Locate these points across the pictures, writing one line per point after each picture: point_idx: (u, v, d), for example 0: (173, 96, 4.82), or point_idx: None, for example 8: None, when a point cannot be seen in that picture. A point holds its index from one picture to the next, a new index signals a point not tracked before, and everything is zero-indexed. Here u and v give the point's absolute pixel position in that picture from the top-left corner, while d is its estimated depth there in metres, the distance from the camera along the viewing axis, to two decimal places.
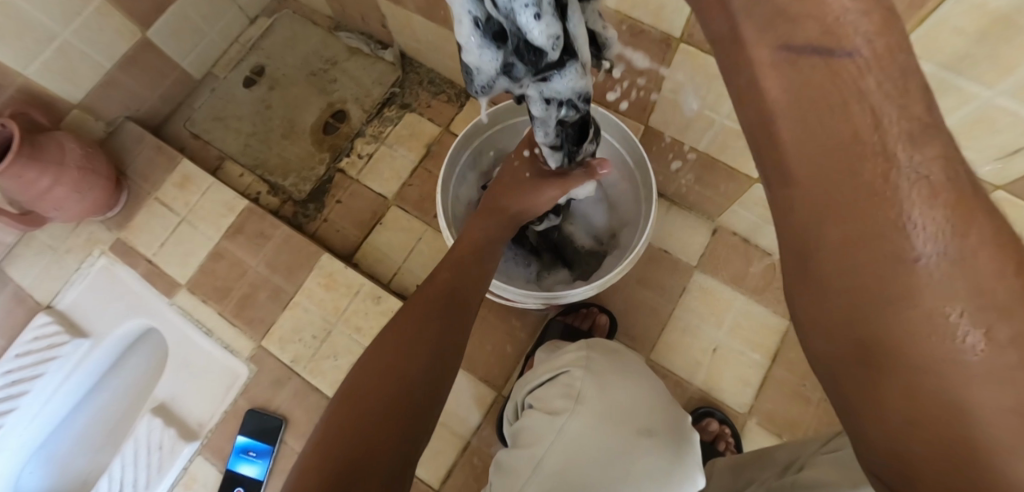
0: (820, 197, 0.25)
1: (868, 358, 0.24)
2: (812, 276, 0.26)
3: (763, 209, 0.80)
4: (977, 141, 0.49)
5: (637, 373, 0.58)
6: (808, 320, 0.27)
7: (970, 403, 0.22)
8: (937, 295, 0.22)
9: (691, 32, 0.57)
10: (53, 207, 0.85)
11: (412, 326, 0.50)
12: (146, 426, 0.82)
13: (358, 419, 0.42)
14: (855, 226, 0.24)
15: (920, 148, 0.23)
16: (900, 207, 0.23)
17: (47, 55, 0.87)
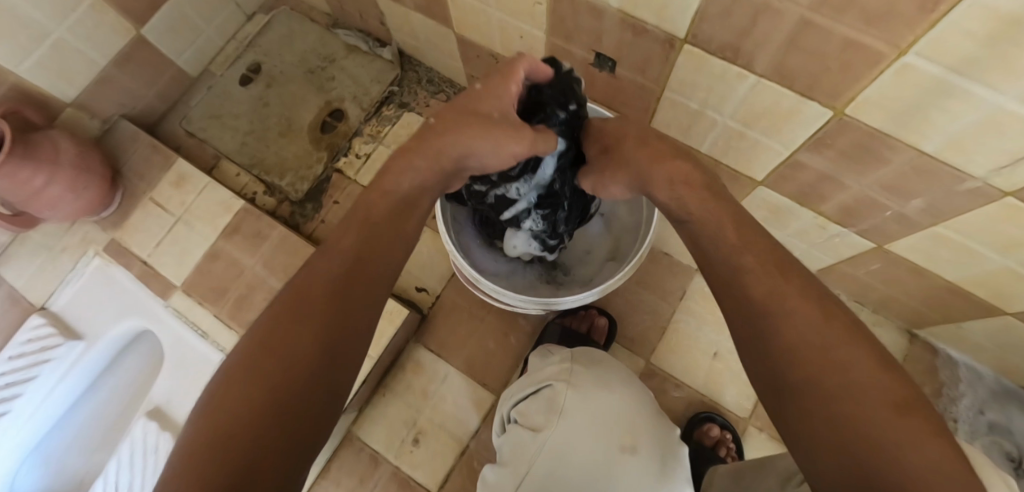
0: (731, 287, 0.43)
1: (787, 388, 0.37)
2: (750, 346, 0.41)
3: (766, 210, 0.79)
4: (985, 146, 0.48)
5: (623, 385, 0.57)
6: (758, 385, 0.40)
7: (852, 406, 0.33)
8: (806, 338, 0.37)
9: (695, 33, 0.56)
10: (46, 208, 0.84)
11: (309, 295, 0.41)
12: (140, 428, 0.81)
13: (234, 418, 0.34)
14: (756, 313, 0.40)
15: (755, 261, 0.42)
16: (782, 296, 0.40)
17: (42, 52, 0.86)
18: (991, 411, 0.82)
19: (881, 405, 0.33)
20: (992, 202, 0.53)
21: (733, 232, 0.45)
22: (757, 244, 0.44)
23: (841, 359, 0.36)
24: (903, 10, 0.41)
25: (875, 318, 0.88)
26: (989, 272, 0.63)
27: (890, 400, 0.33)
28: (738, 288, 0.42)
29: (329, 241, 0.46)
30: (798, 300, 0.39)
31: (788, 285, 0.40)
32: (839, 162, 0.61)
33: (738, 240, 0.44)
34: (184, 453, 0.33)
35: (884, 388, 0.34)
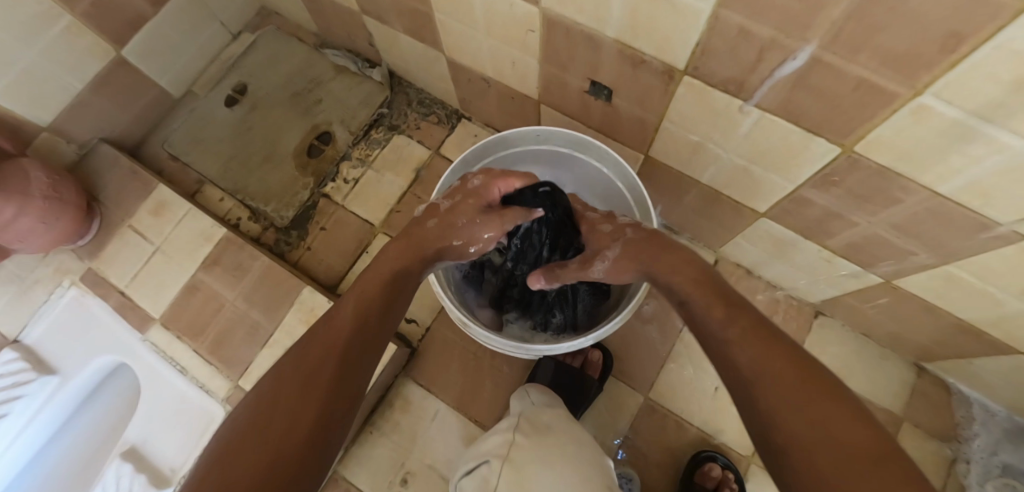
0: (727, 351, 0.44)
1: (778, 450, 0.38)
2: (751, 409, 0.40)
3: (768, 243, 0.76)
4: (1007, 192, 0.45)
5: (570, 461, 0.54)
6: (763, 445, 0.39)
7: (833, 466, 0.34)
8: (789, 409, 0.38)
9: (696, 66, 0.53)
10: (16, 240, 0.79)
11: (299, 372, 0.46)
12: (114, 471, 0.78)
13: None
14: (756, 375, 0.41)
15: (728, 322, 0.45)
16: (762, 361, 0.42)
17: (12, 76, 0.79)
18: (1006, 452, 0.78)
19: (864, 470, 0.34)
20: (1009, 245, 0.50)
21: (704, 302, 0.48)
22: (743, 317, 0.46)
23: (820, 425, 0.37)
24: (925, 50, 0.38)
25: (880, 350, 0.85)
26: (1006, 314, 0.60)
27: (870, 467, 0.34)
28: (729, 370, 0.43)
29: (389, 248, 0.59)
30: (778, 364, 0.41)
31: (770, 351, 0.42)
32: (847, 200, 0.58)
33: (723, 317, 0.46)
34: (259, 409, 0.44)
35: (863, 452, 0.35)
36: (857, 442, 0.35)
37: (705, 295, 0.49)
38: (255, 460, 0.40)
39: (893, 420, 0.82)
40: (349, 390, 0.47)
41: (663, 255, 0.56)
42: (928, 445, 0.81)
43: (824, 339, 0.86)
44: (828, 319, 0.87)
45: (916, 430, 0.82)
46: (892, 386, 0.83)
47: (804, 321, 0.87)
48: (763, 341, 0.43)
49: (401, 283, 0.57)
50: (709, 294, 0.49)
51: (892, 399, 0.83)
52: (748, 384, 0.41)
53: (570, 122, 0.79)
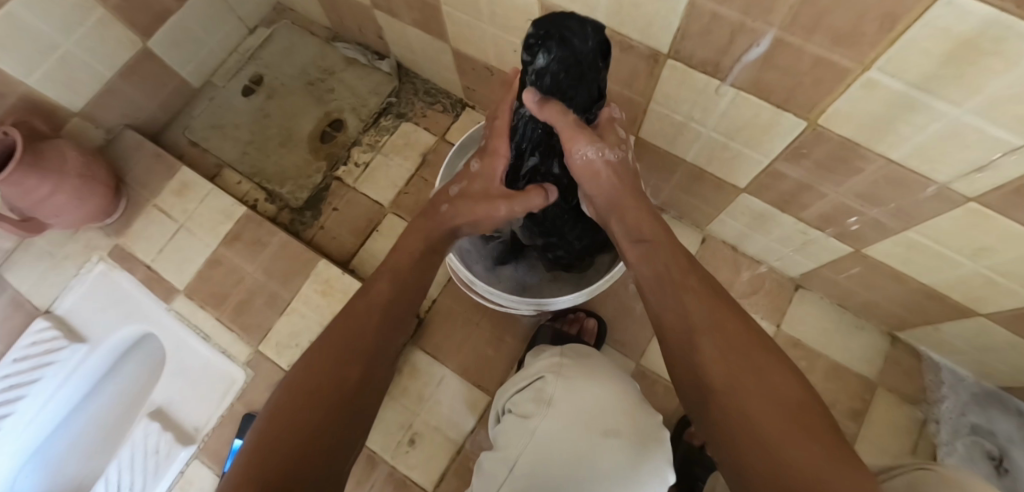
0: (671, 304, 0.49)
1: (712, 391, 0.43)
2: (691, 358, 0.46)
3: (749, 218, 0.83)
4: (947, 156, 0.51)
5: (611, 378, 0.62)
6: (696, 389, 0.45)
7: (761, 409, 0.40)
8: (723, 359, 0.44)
9: (677, 50, 0.60)
10: (52, 214, 0.86)
11: (339, 340, 0.51)
12: (143, 430, 0.85)
13: (279, 441, 0.42)
14: (695, 328, 0.46)
15: (672, 274, 0.50)
16: (699, 313, 0.47)
17: (49, 65, 0.86)
18: (973, 413, 0.84)
19: (785, 412, 0.40)
20: (956, 208, 0.56)
21: (650, 251, 0.53)
22: (693, 272, 0.51)
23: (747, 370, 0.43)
24: (867, 29, 0.44)
25: (856, 320, 0.91)
26: (960, 276, 0.66)
27: (785, 409, 0.40)
28: (675, 322, 0.48)
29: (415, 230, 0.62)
30: (714, 316, 0.46)
31: (708, 306, 0.47)
32: (815, 171, 0.64)
33: (667, 271, 0.51)
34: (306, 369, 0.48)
35: (782, 394, 0.41)
36: (777, 386, 0.41)
37: (663, 246, 0.53)
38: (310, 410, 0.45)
39: (868, 385, 0.88)
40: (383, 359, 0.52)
41: (626, 204, 0.57)
42: (900, 408, 0.87)
43: (804, 310, 0.92)
44: (807, 292, 0.93)
45: (889, 394, 0.88)
46: (867, 353, 0.89)
47: (785, 294, 0.93)
48: (704, 296, 0.48)
49: (429, 264, 0.60)
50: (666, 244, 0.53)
51: (867, 366, 0.89)
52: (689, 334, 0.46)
53: None
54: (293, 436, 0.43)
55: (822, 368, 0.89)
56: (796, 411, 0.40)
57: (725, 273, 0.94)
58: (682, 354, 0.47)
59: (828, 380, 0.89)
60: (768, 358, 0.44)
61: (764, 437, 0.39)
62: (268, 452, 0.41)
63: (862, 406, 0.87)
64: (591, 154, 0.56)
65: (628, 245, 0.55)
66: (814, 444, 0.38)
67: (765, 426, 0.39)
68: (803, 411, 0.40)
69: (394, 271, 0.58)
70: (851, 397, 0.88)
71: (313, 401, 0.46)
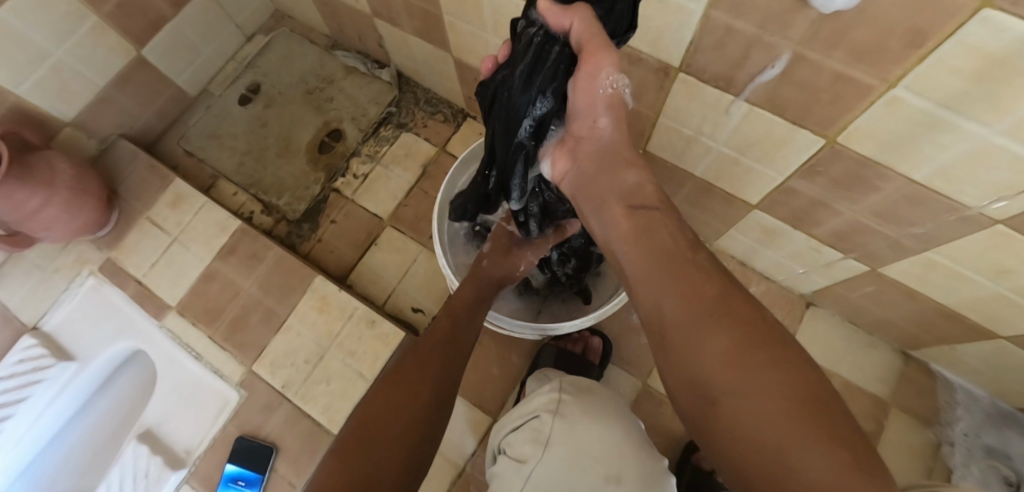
0: (655, 282, 0.41)
1: (710, 390, 0.35)
2: (677, 346, 0.37)
3: (760, 234, 0.81)
4: (975, 177, 0.48)
5: (613, 417, 0.59)
6: (683, 384, 0.37)
7: (765, 404, 0.32)
8: (715, 346, 0.35)
9: (688, 63, 0.57)
10: (42, 228, 0.84)
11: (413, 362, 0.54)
12: (132, 452, 0.82)
13: (367, 456, 0.44)
14: (684, 310, 0.38)
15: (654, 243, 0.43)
16: (690, 290, 0.39)
17: (40, 74, 0.83)
18: (988, 435, 0.82)
19: (796, 407, 0.31)
20: (982, 229, 0.54)
21: (634, 212, 0.47)
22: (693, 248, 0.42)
23: (747, 356, 0.34)
24: (892, 45, 0.42)
25: (869, 339, 0.88)
26: (982, 297, 0.63)
27: (799, 409, 0.31)
28: (663, 306, 0.39)
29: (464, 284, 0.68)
30: (704, 292, 0.38)
31: (697, 284, 0.39)
32: (830, 189, 0.62)
33: (650, 251, 0.43)
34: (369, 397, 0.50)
35: (797, 389, 0.32)
36: (793, 379, 0.33)
37: (664, 223, 0.45)
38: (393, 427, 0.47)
39: (882, 406, 0.86)
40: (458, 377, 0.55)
41: (620, 169, 0.51)
42: (916, 430, 0.84)
43: (815, 328, 0.90)
44: (818, 309, 0.91)
45: (904, 415, 0.85)
46: (881, 373, 0.87)
47: (796, 310, 0.91)
48: (690, 272, 0.40)
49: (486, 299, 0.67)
50: (667, 214, 0.46)
51: (881, 385, 0.86)
52: (674, 320, 0.38)
53: None
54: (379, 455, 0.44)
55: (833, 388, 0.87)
56: (813, 410, 0.31)
57: None
58: (668, 344, 0.38)
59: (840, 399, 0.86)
60: (782, 346, 0.35)
61: (774, 442, 0.31)
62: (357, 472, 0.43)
63: (876, 428, 0.85)
64: (616, 82, 0.49)
65: (620, 212, 0.48)
66: (828, 446, 0.30)
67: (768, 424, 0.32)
68: (821, 407, 0.32)
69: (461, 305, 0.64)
70: (864, 418, 0.85)
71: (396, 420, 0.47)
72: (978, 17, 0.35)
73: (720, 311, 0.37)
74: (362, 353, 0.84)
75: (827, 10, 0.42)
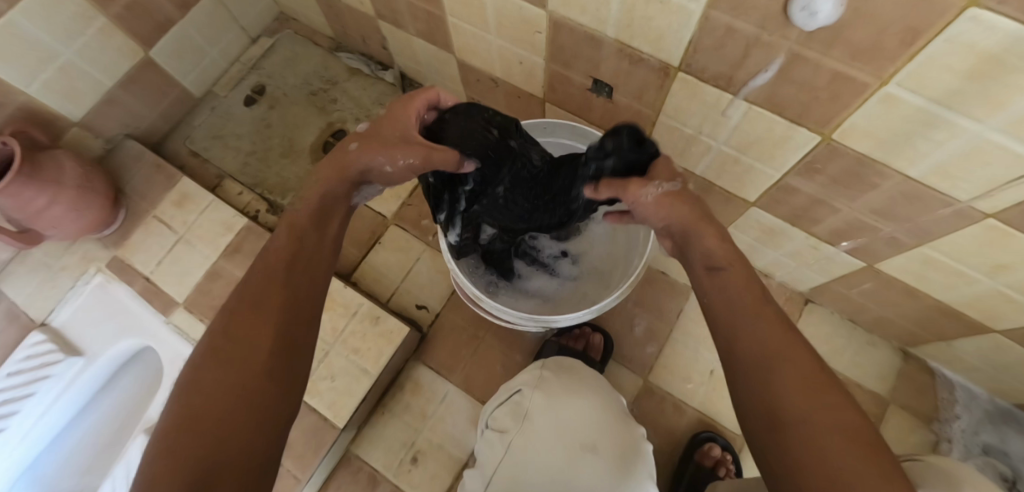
0: (729, 318, 0.44)
1: (778, 420, 0.38)
2: (751, 380, 0.40)
3: (759, 232, 0.82)
4: (969, 173, 0.50)
5: (589, 389, 0.61)
6: (751, 415, 0.40)
7: (828, 446, 0.35)
8: (785, 385, 0.39)
9: (689, 63, 0.59)
10: (49, 226, 0.84)
11: (242, 322, 0.45)
12: (138, 447, 0.83)
13: (194, 432, 0.38)
14: (758, 348, 0.41)
15: (727, 283, 0.45)
16: (761, 330, 0.42)
17: (48, 74, 0.84)
18: (986, 432, 0.82)
19: (856, 453, 0.35)
20: (976, 224, 0.55)
21: (713, 262, 0.47)
22: (767, 304, 0.44)
23: (813, 399, 0.38)
24: (888, 44, 0.43)
25: (868, 336, 0.90)
26: (978, 293, 0.64)
27: (860, 457, 0.35)
28: (742, 343, 0.42)
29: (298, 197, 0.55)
30: (774, 333, 0.41)
31: (768, 325, 0.42)
32: (829, 186, 0.63)
33: (727, 288, 0.45)
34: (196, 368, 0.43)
35: (857, 438, 0.35)
36: (851, 427, 0.36)
37: (741, 274, 0.46)
38: (220, 397, 0.41)
39: (881, 402, 0.86)
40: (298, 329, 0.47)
41: (700, 230, 0.49)
42: (915, 427, 0.85)
43: (814, 326, 0.91)
44: (817, 306, 0.92)
45: (902, 412, 0.86)
46: (880, 369, 0.88)
47: (795, 308, 0.92)
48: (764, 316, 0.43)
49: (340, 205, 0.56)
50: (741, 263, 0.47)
51: (880, 382, 0.87)
52: (743, 354, 0.41)
53: (572, 118, 0.85)
54: (212, 429, 0.39)
55: None
56: (874, 456, 0.35)
57: None
58: (739, 377, 0.42)
59: None
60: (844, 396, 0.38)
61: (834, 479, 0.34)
62: (184, 458, 0.37)
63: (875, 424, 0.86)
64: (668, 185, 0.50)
65: (700, 271, 0.48)
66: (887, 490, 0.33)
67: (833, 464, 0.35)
68: (880, 456, 0.35)
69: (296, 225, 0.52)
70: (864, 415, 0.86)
71: (222, 386, 0.41)
72: (967, 15, 0.37)
73: (789, 355, 0.40)
74: (366, 350, 0.85)
75: (811, 26, 0.45)
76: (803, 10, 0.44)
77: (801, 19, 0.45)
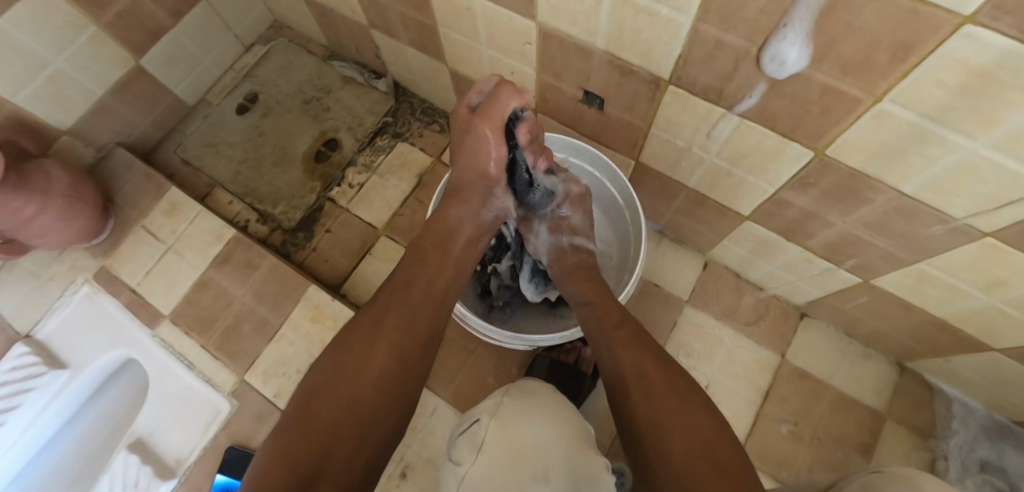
0: (604, 346, 0.60)
1: (638, 425, 0.51)
2: (619, 391, 0.54)
3: (753, 244, 0.81)
4: (962, 189, 0.49)
5: (550, 415, 0.56)
6: (620, 417, 0.53)
7: (671, 438, 0.47)
8: (642, 392, 0.52)
9: (679, 75, 0.58)
10: (37, 236, 0.84)
11: (363, 331, 0.54)
12: (123, 461, 0.82)
13: (313, 418, 0.47)
14: (621, 362, 0.56)
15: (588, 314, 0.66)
16: (621, 353, 0.57)
17: (38, 83, 0.84)
18: (984, 448, 0.81)
19: (700, 447, 0.46)
20: (972, 241, 0.54)
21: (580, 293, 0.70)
22: (625, 323, 0.62)
23: (662, 402, 0.51)
24: (879, 59, 0.42)
25: (864, 350, 0.88)
26: (974, 309, 0.63)
27: (700, 447, 0.46)
28: (607, 360, 0.58)
29: (424, 231, 0.65)
30: (637, 354, 0.56)
31: (631, 348, 0.57)
32: (821, 200, 0.62)
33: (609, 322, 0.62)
34: (323, 369, 0.51)
35: (700, 434, 0.47)
36: (696, 426, 0.48)
37: (609, 308, 0.65)
38: (342, 397, 0.49)
39: (878, 417, 0.85)
40: (414, 347, 0.55)
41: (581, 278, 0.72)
42: (913, 444, 0.83)
43: (809, 339, 0.89)
44: (812, 320, 0.90)
45: (899, 428, 0.84)
46: (876, 384, 0.86)
47: (791, 321, 0.91)
48: (633, 342, 0.58)
49: (453, 237, 0.65)
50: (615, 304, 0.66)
51: (876, 397, 0.86)
52: (611, 372, 0.57)
53: (563, 128, 0.84)
54: (329, 423, 0.47)
55: (827, 400, 0.86)
56: (704, 446, 0.46)
57: (728, 300, 0.92)
58: (614, 391, 0.55)
59: (835, 412, 0.86)
60: (688, 400, 0.51)
61: (677, 465, 0.46)
62: (309, 446, 0.45)
63: (872, 441, 0.84)
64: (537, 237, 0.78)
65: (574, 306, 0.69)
66: (721, 478, 0.44)
67: (676, 454, 0.46)
68: (715, 447, 0.46)
69: (421, 253, 0.62)
70: (860, 431, 0.84)
71: (349, 390, 0.49)
72: (961, 32, 0.36)
73: (655, 370, 0.54)
74: None
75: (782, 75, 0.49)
76: (773, 60, 0.48)
77: (773, 69, 0.49)
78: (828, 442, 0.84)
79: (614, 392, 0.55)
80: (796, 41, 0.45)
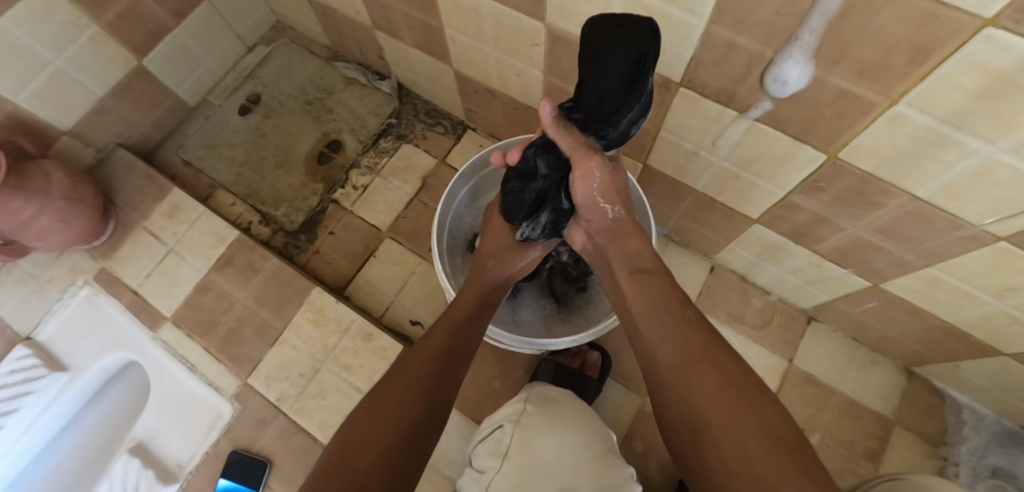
0: (651, 329, 0.50)
1: (697, 425, 0.42)
2: (671, 384, 0.45)
3: (761, 248, 0.80)
4: (978, 194, 0.48)
5: (572, 424, 0.57)
6: (672, 410, 0.45)
7: (742, 439, 0.38)
8: (698, 387, 0.43)
9: (689, 78, 0.57)
10: (36, 237, 0.82)
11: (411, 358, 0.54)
12: (122, 466, 0.80)
13: (347, 467, 0.43)
14: (675, 349, 0.46)
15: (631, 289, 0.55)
16: (670, 338, 0.48)
17: (38, 83, 0.83)
18: (995, 455, 0.80)
19: (779, 450, 0.37)
20: (985, 246, 0.53)
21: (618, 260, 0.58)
22: (675, 299, 0.51)
23: (722, 396, 0.41)
24: (896, 62, 0.41)
25: (872, 356, 0.88)
26: (986, 314, 0.63)
27: (777, 449, 0.37)
28: (653, 346, 0.49)
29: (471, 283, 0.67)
30: (689, 340, 0.47)
31: (682, 332, 0.47)
32: (832, 204, 0.61)
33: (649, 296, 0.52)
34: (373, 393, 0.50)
35: (778, 433, 0.38)
36: (771, 426, 0.39)
37: (659, 277, 0.54)
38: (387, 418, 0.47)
39: (886, 423, 0.84)
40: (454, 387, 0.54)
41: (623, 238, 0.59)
42: (921, 450, 0.82)
43: (816, 344, 0.89)
44: (819, 325, 0.90)
45: (908, 434, 0.83)
46: (884, 389, 0.86)
47: (797, 326, 0.90)
48: (684, 323, 0.48)
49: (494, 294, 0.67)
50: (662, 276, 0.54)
51: (884, 403, 0.85)
52: (661, 361, 0.47)
53: None
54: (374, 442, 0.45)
55: (835, 405, 0.86)
56: (781, 448, 0.37)
57: (734, 305, 0.91)
58: (666, 383, 0.46)
59: (843, 417, 0.85)
60: (755, 390, 0.42)
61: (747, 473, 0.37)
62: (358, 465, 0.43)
63: (880, 447, 0.83)
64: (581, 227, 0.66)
65: (623, 275, 0.56)
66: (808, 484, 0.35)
67: (747, 457, 0.37)
68: (797, 450, 0.37)
69: (464, 307, 0.62)
70: (868, 437, 0.84)
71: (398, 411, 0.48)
72: (982, 34, 0.35)
73: (713, 356, 0.45)
74: (358, 368, 0.83)
75: (796, 78, 0.48)
76: (775, 82, 0.50)
77: (776, 91, 0.51)
78: (835, 447, 0.83)
79: (665, 385, 0.46)
80: (810, 42, 0.44)
